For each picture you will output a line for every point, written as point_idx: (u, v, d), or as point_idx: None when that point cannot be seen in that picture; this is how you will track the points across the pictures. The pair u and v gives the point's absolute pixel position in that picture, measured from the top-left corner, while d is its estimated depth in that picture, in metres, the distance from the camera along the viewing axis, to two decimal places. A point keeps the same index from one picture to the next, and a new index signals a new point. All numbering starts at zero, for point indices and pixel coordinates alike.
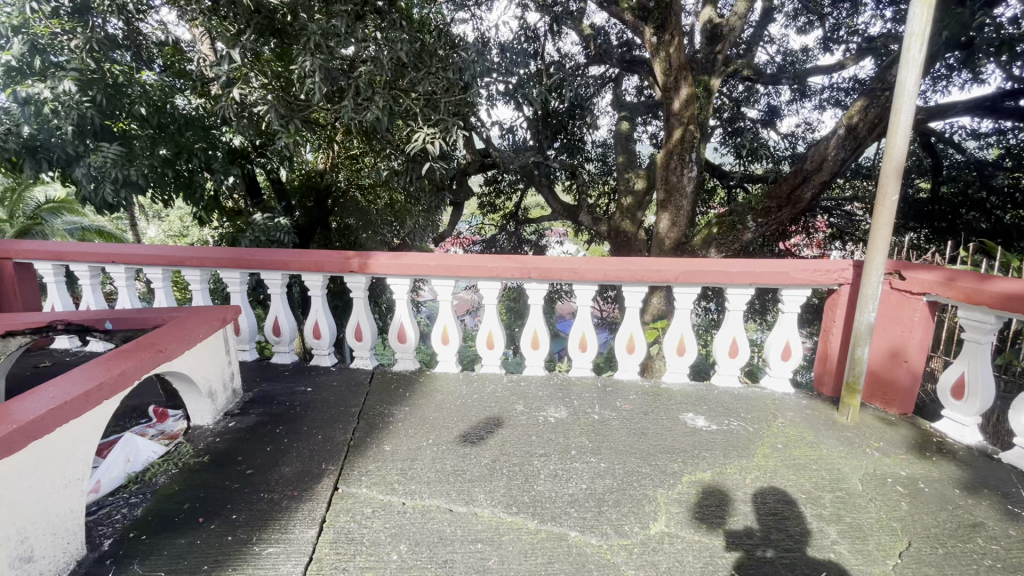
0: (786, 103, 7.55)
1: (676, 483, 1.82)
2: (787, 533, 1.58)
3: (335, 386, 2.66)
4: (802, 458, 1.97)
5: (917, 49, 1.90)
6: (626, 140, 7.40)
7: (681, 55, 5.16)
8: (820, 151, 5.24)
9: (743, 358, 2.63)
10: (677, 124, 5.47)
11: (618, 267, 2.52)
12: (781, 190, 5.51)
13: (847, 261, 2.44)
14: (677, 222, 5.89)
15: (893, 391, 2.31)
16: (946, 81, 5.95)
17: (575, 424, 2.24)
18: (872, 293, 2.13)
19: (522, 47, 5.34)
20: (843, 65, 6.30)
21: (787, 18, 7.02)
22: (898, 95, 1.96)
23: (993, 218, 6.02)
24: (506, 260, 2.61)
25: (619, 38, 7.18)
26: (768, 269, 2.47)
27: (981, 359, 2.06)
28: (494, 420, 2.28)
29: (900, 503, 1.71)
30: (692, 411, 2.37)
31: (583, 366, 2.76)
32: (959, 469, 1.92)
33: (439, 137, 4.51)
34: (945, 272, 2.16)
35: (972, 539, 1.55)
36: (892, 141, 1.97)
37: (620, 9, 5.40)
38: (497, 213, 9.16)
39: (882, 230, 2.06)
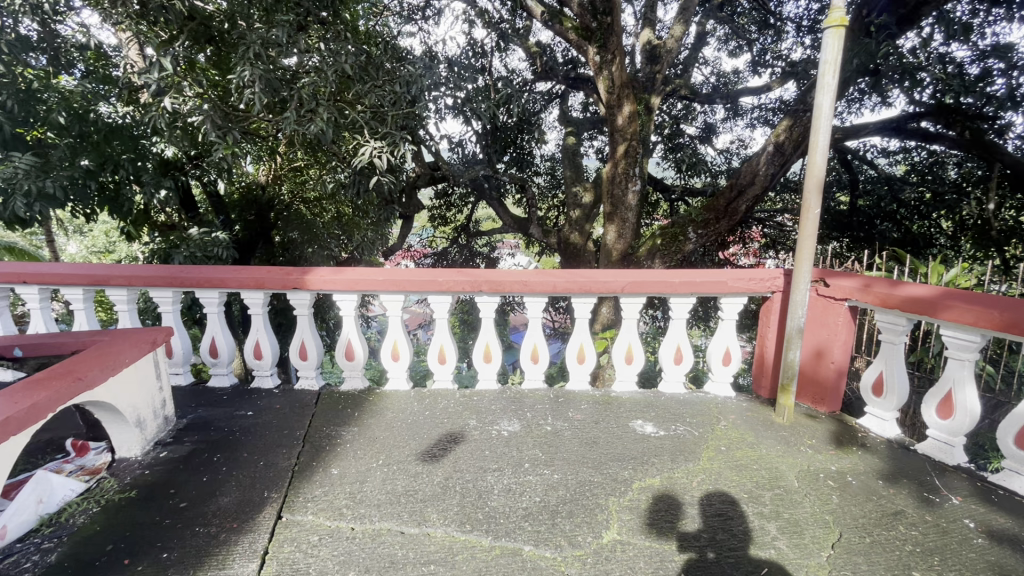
0: (721, 121, 7.99)
1: (627, 490, 1.86)
2: (731, 532, 1.65)
3: (278, 408, 2.54)
4: (744, 459, 2.06)
5: (831, 75, 2.08)
6: (573, 154, 7.58)
7: (622, 74, 5.40)
8: (752, 167, 5.59)
9: (687, 365, 2.73)
10: (622, 140, 5.70)
11: (567, 279, 2.58)
12: (718, 203, 5.83)
13: (778, 270, 2.60)
14: (623, 233, 6.08)
15: (823, 390, 2.47)
16: (859, 104, 6.51)
17: (528, 436, 2.25)
18: (801, 299, 2.27)
19: (469, 62, 5.42)
20: (770, 88, 6.77)
21: (719, 42, 7.46)
22: (816, 117, 2.13)
23: (903, 228, 6.56)
24: (456, 273, 2.61)
25: (565, 56, 7.39)
26: (707, 279, 2.59)
27: (896, 358, 2.24)
28: (449, 437, 2.25)
29: (831, 496, 1.83)
30: (641, 418, 2.44)
31: (535, 378, 2.79)
32: (881, 461, 2.07)
33: (386, 150, 4.45)
34: (863, 278, 2.33)
35: (895, 526, 1.67)
36: (813, 159, 2.13)
37: (564, 28, 5.55)
38: (448, 226, 9.14)
39: (808, 240, 2.21)
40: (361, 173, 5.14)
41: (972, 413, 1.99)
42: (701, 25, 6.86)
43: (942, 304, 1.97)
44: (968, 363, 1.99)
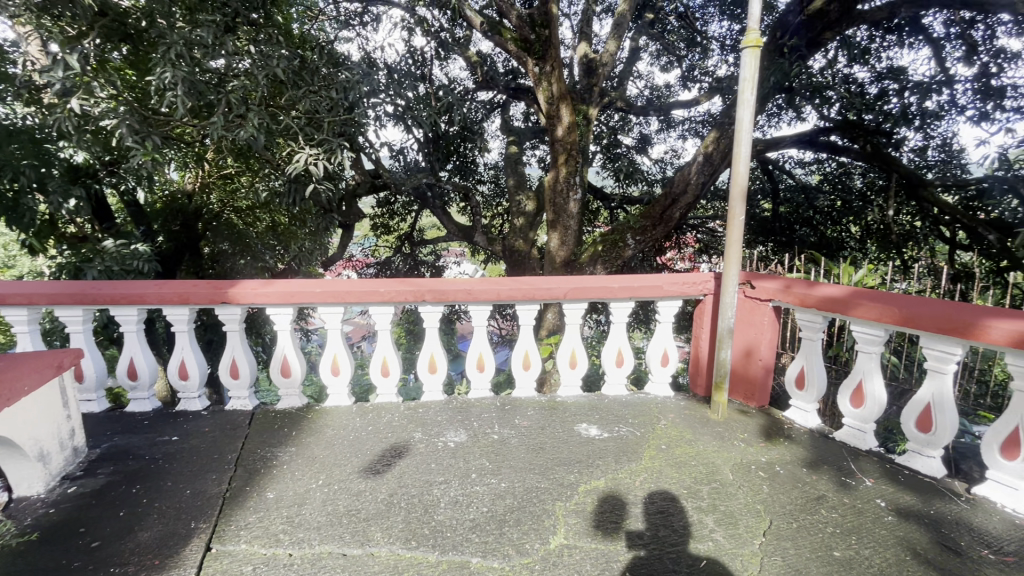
0: (655, 133, 8.35)
1: (574, 494, 1.88)
2: (672, 528, 1.71)
3: (206, 432, 2.37)
4: (683, 456, 2.15)
5: (749, 92, 2.23)
6: (515, 163, 7.67)
7: (561, 85, 5.55)
8: (684, 176, 5.88)
9: (628, 367, 2.81)
10: (562, 149, 5.82)
11: (511, 286, 2.59)
12: (654, 210, 6.07)
13: (709, 273, 2.74)
14: (565, 241, 6.21)
15: (752, 386, 2.63)
16: (778, 118, 7.01)
17: (475, 446, 2.23)
18: (731, 300, 2.41)
19: (409, 70, 5.39)
20: (698, 101, 7.17)
21: (652, 57, 7.80)
22: (738, 130, 2.28)
23: (819, 232, 7.05)
24: (399, 283, 2.55)
25: (506, 66, 7.48)
26: (645, 283, 2.69)
27: (815, 353, 2.42)
28: (393, 451, 2.19)
29: (762, 486, 1.94)
30: (587, 421, 2.48)
31: (481, 387, 2.77)
32: (805, 451, 2.22)
33: (322, 157, 4.29)
34: (784, 280, 2.51)
35: (818, 510, 1.80)
36: (736, 169, 2.27)
37: (503, 39, 5.60)
38: (392, 234, 8.97)
39: (735, 245, 2.35)
40: (296, 181, 4.92)
41: (880, 401, 2.18)
42: (634, 41, 7.17)
43: (853, 302, 2.16)
44: (875, 356, 2.18)
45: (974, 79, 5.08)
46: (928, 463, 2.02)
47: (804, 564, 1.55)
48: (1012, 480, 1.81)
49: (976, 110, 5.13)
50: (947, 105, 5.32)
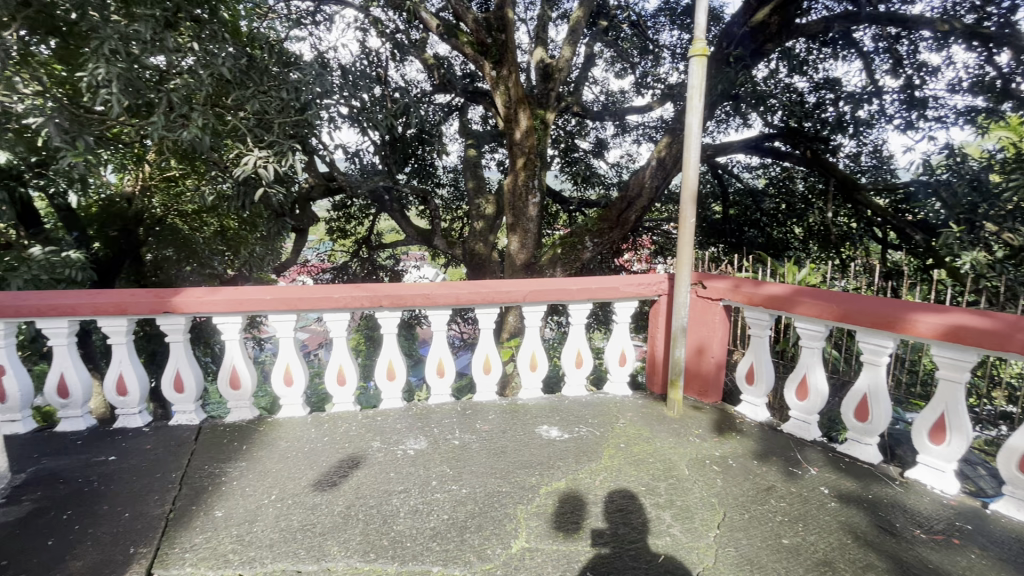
0: (611, 137, 8.52)
1: (535, 496, 1.88)
2: (631, 525, 1.74)
3: (147, 449, 2.23)
4: (641, 454, 2.20)
5: (698, 99, 2.32)
6: (474, 166, 7.65)
7: (519, 89, 5.60)
8: (639, 180, 6.03)
9: (587, 368, 2.85)
10: (520, 153, 5.86)
11: (470, 289, 2.58)
12: (611, 213, 6.19)
13: (663, 274, 2.83)
14: (525, 243, 6.24)
15: (706, 383, 2.72)
16: (726, 125, 7.31)
17: (435, 453, 2.20)
18: (684, 300, 2.49)
19: (364, 72, 5.30)
20: (651, 107, 7.39)
21: (607, 64, 7.98)
22: (688, 136, 2.36)
23: (766, 233, 7.36)
24: (355, 289, 2.50)
25: (463, 70, 7.49)
26: (602, 285, 2.73)
27: (762, 349, 2.53)
28: (350, 461, 2.13)
29: (716, 480, 2.00)
30: (547, 423, 2.50)
31: (442, 393, 2.74)
32: (756, 444, 2.31)
33: (272, 160, 4.14)
34: (733, 280, 2.62)
35: (767, 500, 1.87)
36: (687, 174, 2.35)
37: (460, 42, 5.60)
38: (349, 239, 8.77)
39: (687, 247, 2.43)
40: (245, 184, 4.71)
41: (822, 394, 2.30)
42: (589, 47, 7.32)
43: (797, 300, 2.28)
44: (816, 350, 2.30)
45: (901, 91, 5.46)
46: (866, 451, 2.15)
47: (756, 553, 1.60)
48: (939, 462, 1.94)
49: (902, 119, 5.50)
50: (877, 114, 5.69)
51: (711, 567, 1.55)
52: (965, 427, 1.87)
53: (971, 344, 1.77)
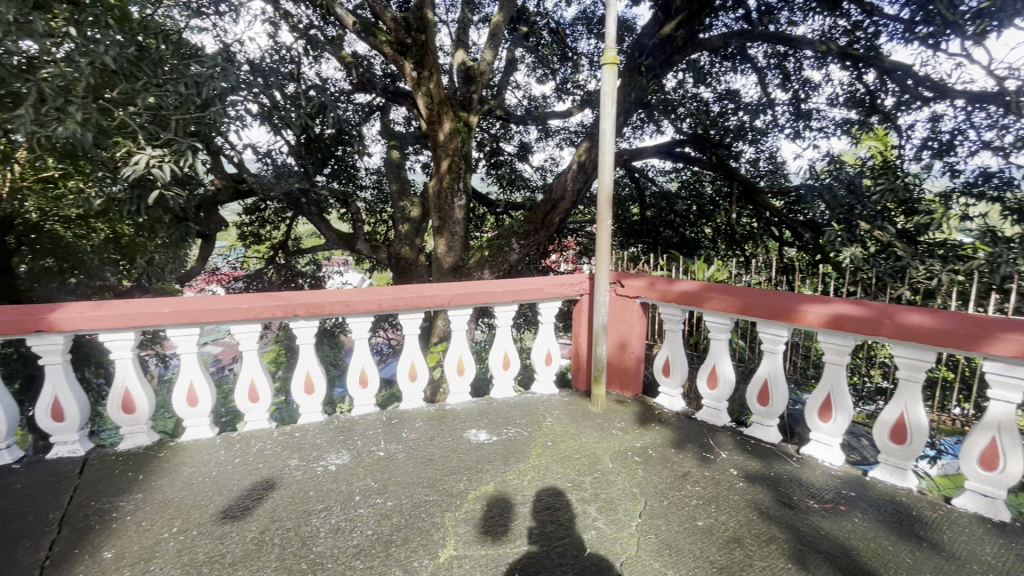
0: (535, 141, 8.69)
1: (463, 502, 1.86)
2: (558, 522, 1.76)
3: (17, 489, 1.95)
4: (568, 450, 2.25)
5: (611, 105, 2.41)
6: (397, 168, 7.46)
7: (441, 91, 5.54)
8: (562, 182, 6.17)
9: (515, 369, 2.87)
10: (444, 155, 5.82)
11: (392, 295, 2.51)
12: (536, 215, 6.29)
13: (584, 274, 2.92)
14: (452, 246, 6.20)
15: (627, 377, 2.84)
16: (641, 131, 7.69)
17: (359, 466, 2.12)
18: (603, 299, 2.58)
19: (275, 68, 5.01)
20: (571, 113, 7.61)
21: (528, 69, 8.13)
22: (602, 140, 2.45)
23: (680, 233, 7.78)
24: (266, 298, 2.34)
25: (383, 70, 7.34)
26: (526, 285, 2.77)
27: (676, 343, 2.68)
28: (265, 484, 1.99)
29: (637, 471, 2.09)
30: (476, 427, 2.48)
31: (365, 404, 2.64)
32: (674, 433, 2.44)
33: (169, 160, 3.79)
34: (648, 278, 2.75)
35: (684, 486, 1.98)
36: (602, 177, 2.44)
37: (379, 41, 5.43)
38: (263, 244, 8.26)
39: (605, 247, 2.52)
40: (139, 185, 4.29)
41: (730, 382, 2.48)
42: (510, 52, 7.41)
43: (705, 295, 2.44)
44: (723, 341, 2.48)
45: (789, 104, 6.03)
46: (768, 432, 2.34)
47: (674, 537, 1.68)
48: (828, 438, 2.15)
49: (792, 128, 6.08)
50: (771, 124, 6.25)
51: (634, 556, 1.60)
52: (847, 405, 2.10)
53: (849, 330, 1.98)
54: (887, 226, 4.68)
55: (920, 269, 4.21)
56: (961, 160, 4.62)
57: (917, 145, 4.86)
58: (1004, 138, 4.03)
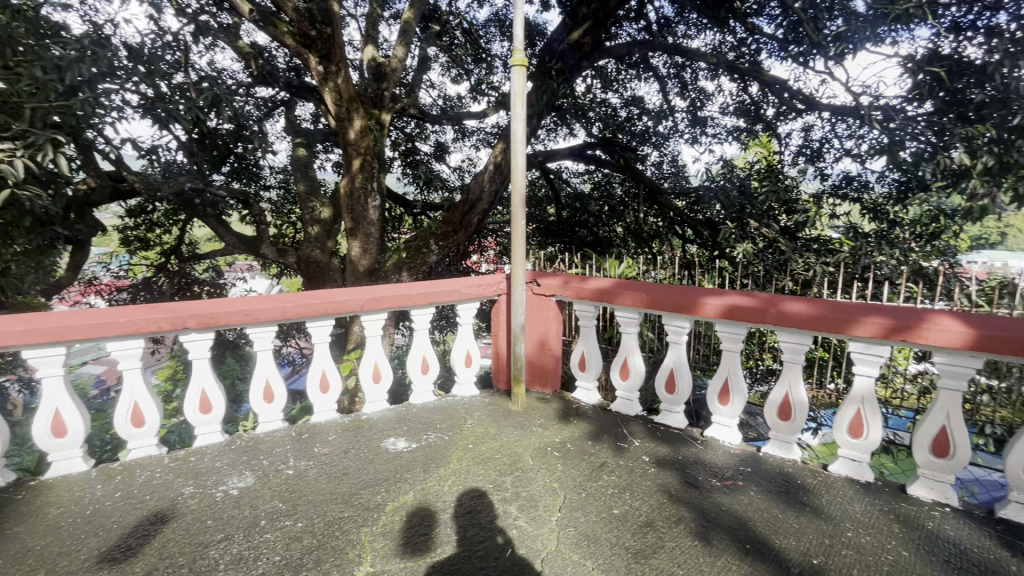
0: (451, 141, 8.62)
1: (381, 515, 1.79)
2: (479, 525, 1.75)
3: None
4: (488, 451, 2.24)
5: (521, 106, 2.44)
6: (305, 167, 7.05)
7: (350, 88, 5.32)
8: (479, 183, 6.16)
9: (434, 373, 2.81)
10: (355, 154, 5.57)
11: (298, 302, 2.35)
12: (454, 216, 6.24)
13: (501, 274, 2.93)
14: (367, 249, 5.98)
15: (545, 374, 2.90)
16: (555, 133, 7.91)
17: (265, 488, 1.96)
18: (520, 298, 2.60)
19: (158, 54, 4.52)
20: (486, 114, 7.64)
21: (442, 68, 8.04)
22: (513, 141, 2.47)
23: (595, 232, 8.10)
24: (150, 311, 2.09)
25: (286, 63, 6.91)
26: (443, 287, 2.72)
27: (590, 338, 2.78)
28: (152, 518, 1.78)
29: (556, 466, 2.13)
30: (394, 435, 2.40)
31: (271, 419, 2.46)
32: (590, 425, 2.52)
33: (23, 154, 3.28)
34: (563, 277, 2.83)
35: (600, 476, 2.05)
36: (515, 176, 2.47)
37: (279, 32, 4.98)
38: (153, 249, 7.44)
39: (520, 247, 2.54)
40: None
41: (640, 373, 2.61)
42: (423, 50, 7.28)
43: (615, 292, 2.54)
44: (633, 335, 2.60)
45: (687, 111, 6.50)
46: (675, 418, 2.49)
47: (592, 528, 1.73)
48: (726, 419, 2.34)
49: (690, 133, 6.55)
50: (672, 130, 6.71)
51: (554, 551, 1.62)
52: (741, 388, 2.29)
53: (742, 320, 2.16)
54: (772, 225, 5.18)
55: (799, 262, 4.72)
56: (828, 165, 5.24)
57: (794, 151, 5.44)
58: (861, 146, 4.63)
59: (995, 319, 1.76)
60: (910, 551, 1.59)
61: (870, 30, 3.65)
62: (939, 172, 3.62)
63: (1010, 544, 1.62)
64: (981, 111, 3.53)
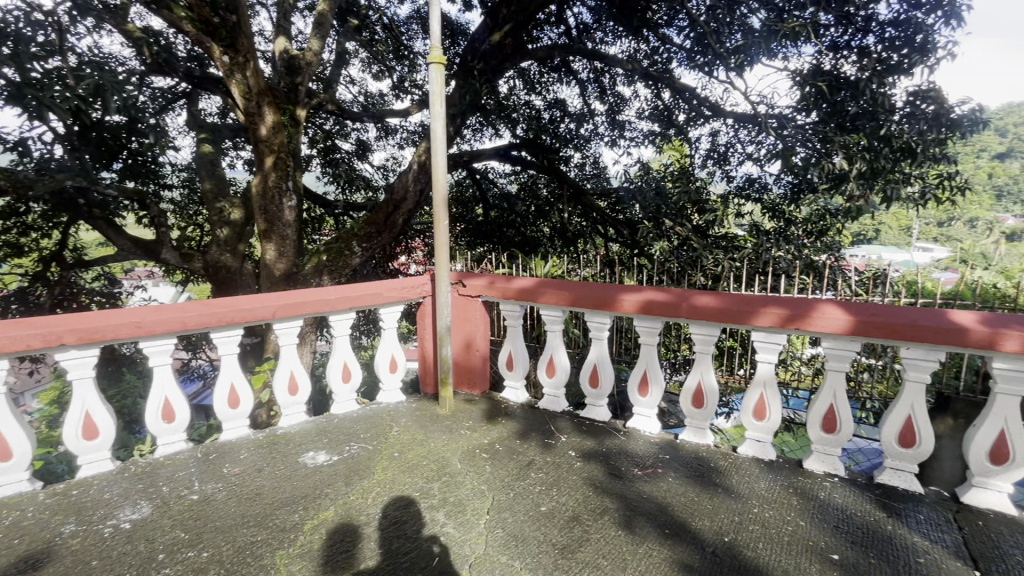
0: (374, 140, 8.36)
1: (298, 535, 1.68)
2: (405, 536, 1.69)
3: None
4: (415, 458, 2.19)
5: (440, 105, 2.40)
6: (211, 165, 6.51)
7: (259, 80, 4.98)
8: (403, 182, 5.99)
9: (356, 381, 2.70)
10: (267, 151, 5.22)
11: (200, 311, 2.15)
12: (378, 216, 6.03)
13: (425, 276, 2.88)
14: (283, 252, 5.63)
15: (473, 375, 2.88)
16: (480, 134, 7.90)
17: (163, 518, 1.78)
18: (445, 300, 2.56)
19: (26, 34, 3.98)
20: (409, 112, 7.48)
21: (363, 64, 7.77)
22: (433, 139, 2.42)
23: (522, 232, 8.20)
24: (17, 327, 1.82)
25: (187, 51, 6.37)
26: (364, 291, 2.62)
27: (517, 337, 2.79)
28: (21, 564, 1.55)
29: (484, 467, 2.11)
30: (314, 449, 2.28)
31: (172, 441, 2.24)
32: (518, 424, 2.54)
33: None
34: (488, 277, 2.82)
35: (528, 475, 2.06)
36: (436, 176, 2.42)
37: (176, 16, 4.59)
38: (29, 256, 6.53)
39: (443, 248, 2.50)
40: None
41: (566, 369, 2.66)
42: (341, 45, 6.98)
43: (539, 291, 2.57)
44: (558, 332, 2.65)
45: (607, 114, 6.76)
46: (599, 411, 2.57)
47: (520, 528, 1.73)
48: (646, 410, 2.44)
49: (611, 136, 6.80)
50: (593, 133, 6.94)
51: (482, 555, 1.60)
52: (659, 379, 2.40)
53: (657, 314, 2.28)
54: (685, 224, 5.50)
55: (710, 259, 5.06)
56: (733, 168, 5.65)
57: (703, 155, 5.81)
58: (760, 151, 5.04)
59: (872, 306, 1.96)
60: (807, 521, 1.75)
61: (764, 44, 3.99)
62: (824, 175, 4.01)
63: (887, 506, 1.83)
64: (856, 121, 3.98)
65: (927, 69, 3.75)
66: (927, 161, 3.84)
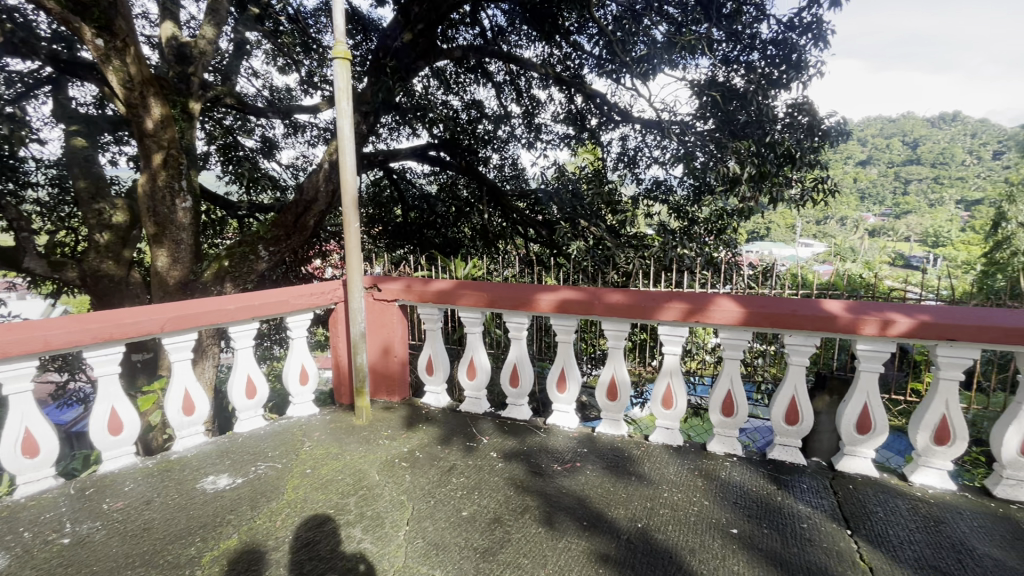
0: (281, 137, 7.87)
1: (195, 570, 1.53)
2: (318, 556, 1.60)
3: None
4: (330, 473, 2.08)
5: (346, 102, 2.29)
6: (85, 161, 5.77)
7: (143, 69, 4.48)
8: (314, 181, 5.63)
9: (262, 395, 2.51)
10: (155, 147, 4.72)
11: (68, 329, 1.88)
12: (286, 218, 5.63)
13: (336, 281, 2.74)
14: (177, 258, 5.13)
15: (392, 381, 2.80)
16: (397, 133, 7.70)
17: (23, 570, 1.53)
18: (358, 306, 2.46)
19: None
20: (319, 109, 7.11)
21: (266, 56, 7.28)
22: (340, 138, 2.31)
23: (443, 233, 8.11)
24: None
25: (50, 30, 5.59)
26: (268, 299, 2.44)
27: (436, 340, 2.74)
28: None
29: (404, 477, 2.05)
30: (214, 473, 2.08)
31: (37, 477, 1.95)
32: (439, 429, 2.49)
33: None
34: (404, 280, 2.74)
35: (450, 480, 2.03)
36: (344, 177, 2.31)
37: None
38: None
39: (354, 251, 2.39)
40: None
41: (486, 370, 2.66)
42: (239, 34, 6.48)
43: (456, 293, 2.55)
44: (478, 334, 2.64)
45: (523, 117, 6.86)
46: (520, 410, 2.59)
47: (441, 535, 1.70)
48: (565, 406, 2.50)
49: (527, 138, 6.91)
50: (510, 135, 7.01)
51: (402, 567, 1.55)
52: (576, 375, 2.46)
53: (571, 312, 2.34)
54: (599, 224, 5.72)
55: (623, 257, 5.31)
56: (642, 171, 5.99)
57: (614, 158, 6.11)
58: (665, 155, 5.37)
59: (761, 298, 2.15)
60: (711, 500, 1.88)
61: (665, 55, 4.26)
62: (720, 179, 4.33)
63: (777, 479, 2.02)
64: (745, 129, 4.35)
65: (801, 84, 4.22)
66: (804, 167, 4.31)
